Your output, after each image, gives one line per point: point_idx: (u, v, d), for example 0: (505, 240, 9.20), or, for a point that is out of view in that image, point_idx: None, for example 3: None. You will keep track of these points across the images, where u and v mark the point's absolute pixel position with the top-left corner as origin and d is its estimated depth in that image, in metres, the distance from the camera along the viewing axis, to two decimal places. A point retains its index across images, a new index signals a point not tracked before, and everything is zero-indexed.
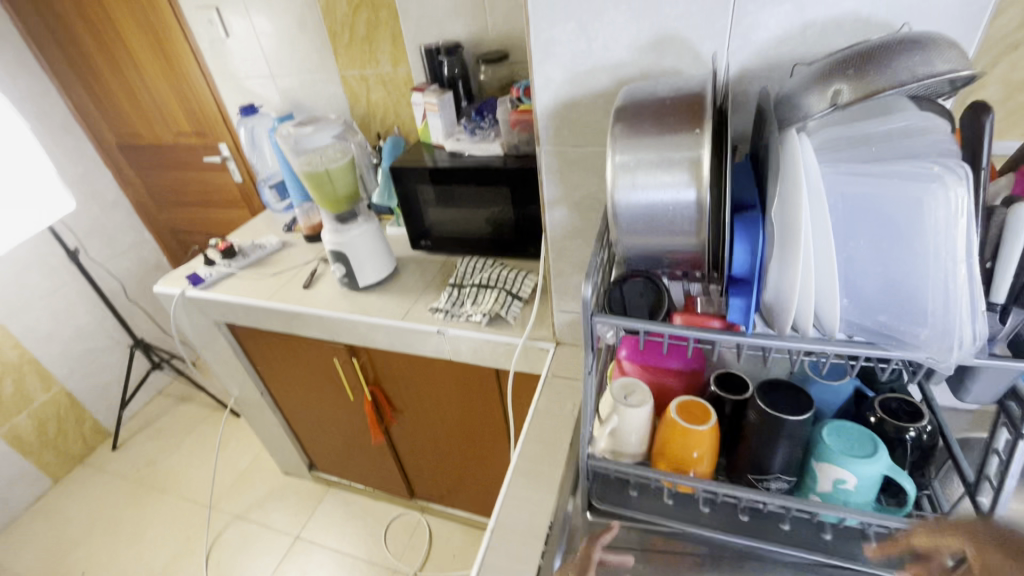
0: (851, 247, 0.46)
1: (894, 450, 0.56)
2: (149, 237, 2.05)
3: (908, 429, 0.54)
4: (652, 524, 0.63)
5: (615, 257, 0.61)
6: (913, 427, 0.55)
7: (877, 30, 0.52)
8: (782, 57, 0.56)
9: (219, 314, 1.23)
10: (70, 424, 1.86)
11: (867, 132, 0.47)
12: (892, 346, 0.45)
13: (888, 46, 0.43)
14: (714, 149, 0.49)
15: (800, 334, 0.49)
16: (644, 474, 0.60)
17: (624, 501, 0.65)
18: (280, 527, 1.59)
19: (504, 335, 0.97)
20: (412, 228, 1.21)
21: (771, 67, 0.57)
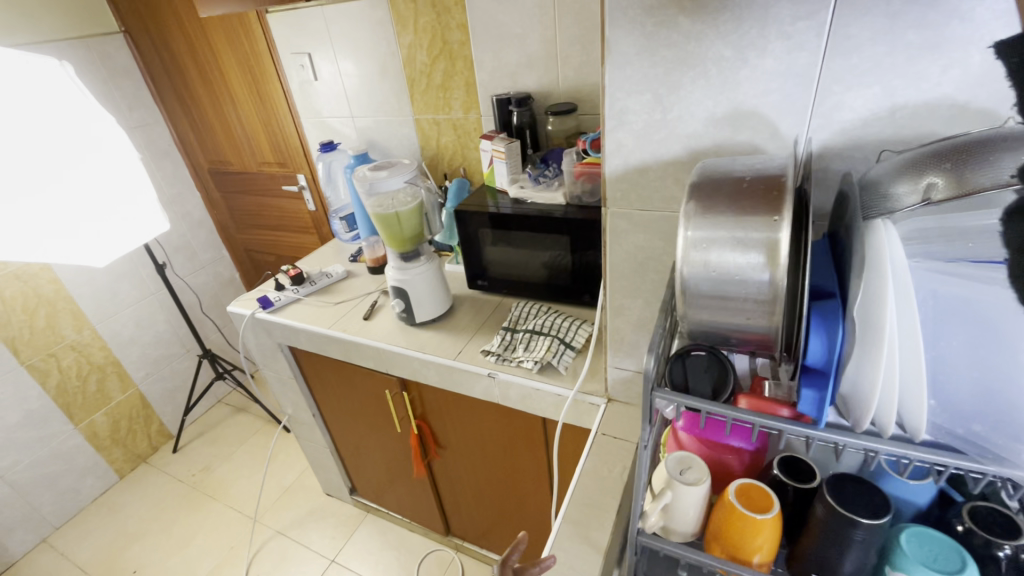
0: (941, 348, 0.43)
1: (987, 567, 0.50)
2: (226, 254, 2.21)
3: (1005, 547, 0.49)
4: None
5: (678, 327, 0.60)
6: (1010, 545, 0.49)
7: (973, 116, 0.50)
8: (866, 137, 0.54)
9: (284, 337, 1.29)
10: (139, 424, 1.99)
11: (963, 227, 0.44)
12: (987, 460, 0.42)
13: (989, 140, 0.41)
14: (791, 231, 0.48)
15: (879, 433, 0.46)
16: (697, 557, 0.57)
17: None
18: (318, 548, 1.62)
19: (555, 385, 0.96)
20: (471, 267, 1.24)
21: (854, 146, 0.55)
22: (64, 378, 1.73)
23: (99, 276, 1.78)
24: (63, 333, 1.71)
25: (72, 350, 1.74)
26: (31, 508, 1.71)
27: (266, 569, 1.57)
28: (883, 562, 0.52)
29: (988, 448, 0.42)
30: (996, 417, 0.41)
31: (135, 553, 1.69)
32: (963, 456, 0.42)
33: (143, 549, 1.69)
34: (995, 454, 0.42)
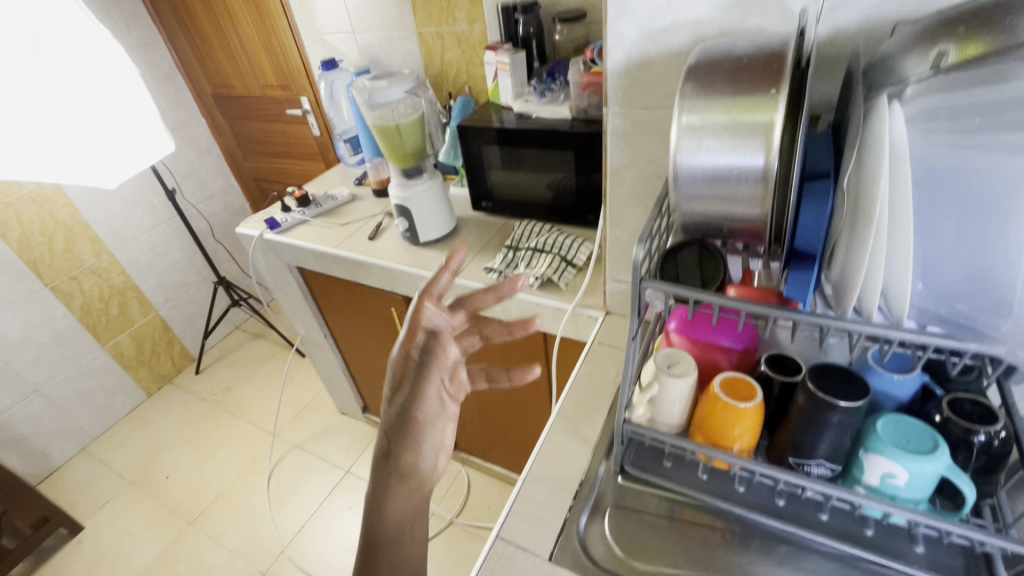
0: (932, 228, 0.42)
1: (958, 452, 0.52)
2: (235, 184, 2.21)
3: (979, 434, 0.50)
4: (683, 495, 0.64)
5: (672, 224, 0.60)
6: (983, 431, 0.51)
7: None
8: (883, 16, 0.51)
9: (292, 257, 1.32)
10: (162, 347, 2.08)
11: (974, 101, 0.39)
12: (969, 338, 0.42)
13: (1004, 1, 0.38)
14: (790, 112, 0.45)
15: (863, 317, 0.46)
16: (679, 443, 0.60)
17: (657, 469, 0.66)
18: (334, 460, 1.72)
19: (554, 300, 0.98)
20: (475, 188, 1.22)
21: (869, 27, 0.52)
22: (87, 300, 1.80)
23: (111, 202, 1.81)
24: (82, 257, 1.76)
25: (93, 274, 1.80)
26: (68, 420, 1.83)
27: (286, 477, 1.69)
28: (857, 447, 0.54)
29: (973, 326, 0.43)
30: (983, 295, 0.41)
31: (166, 461, 1.82)
32: (947, 336, 0.43)
33: (173, 458, 1.82)
34: (978, 333, 0.42)
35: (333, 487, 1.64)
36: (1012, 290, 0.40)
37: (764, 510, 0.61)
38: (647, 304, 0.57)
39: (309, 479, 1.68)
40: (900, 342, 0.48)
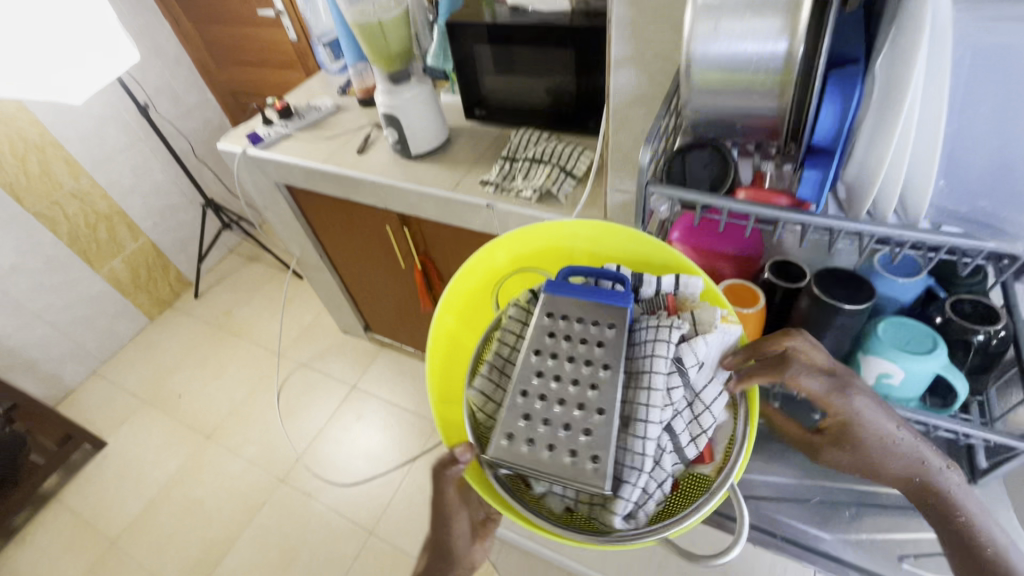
0: (965, 117, 0.39)
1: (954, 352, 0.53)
2: (211, 97, 2.08)
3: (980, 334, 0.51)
4: None
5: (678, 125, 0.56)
6: (982, 332, 0.51)
7: None
8: None
9: (279, 175, 1.26)
10: (158, 272, 2.07)
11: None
12: (986, 236, 0.41)
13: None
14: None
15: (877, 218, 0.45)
16: None
17: None
18: (339, 377, 1.78)
19: (554, 213, 0.95)
20: (467, 95, 1.14)
21: None
22: (73, 226, 1.76)
23: (81, 120, 1.70)
24: (60, 180, 1.69)
25: (74, 198, 1.73)
26: (75, 345, 1.86)
27: (295, 393, 1.76)
28: (856, 349, 0.55)
29: (992, 224, 0.41)
30: (1008, 189, 0.39)
31: (177, 381, 1.87)
32: (964, 235, 0.41)
33: (183, 379, 1.88)
34: (996, 230, 0.41)
35: (341, 401, 1.71)
36: None
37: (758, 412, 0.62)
38: (651, 211, 0.55)
39: (317, 395, 1.74)
40: (912, 244, 0.47)
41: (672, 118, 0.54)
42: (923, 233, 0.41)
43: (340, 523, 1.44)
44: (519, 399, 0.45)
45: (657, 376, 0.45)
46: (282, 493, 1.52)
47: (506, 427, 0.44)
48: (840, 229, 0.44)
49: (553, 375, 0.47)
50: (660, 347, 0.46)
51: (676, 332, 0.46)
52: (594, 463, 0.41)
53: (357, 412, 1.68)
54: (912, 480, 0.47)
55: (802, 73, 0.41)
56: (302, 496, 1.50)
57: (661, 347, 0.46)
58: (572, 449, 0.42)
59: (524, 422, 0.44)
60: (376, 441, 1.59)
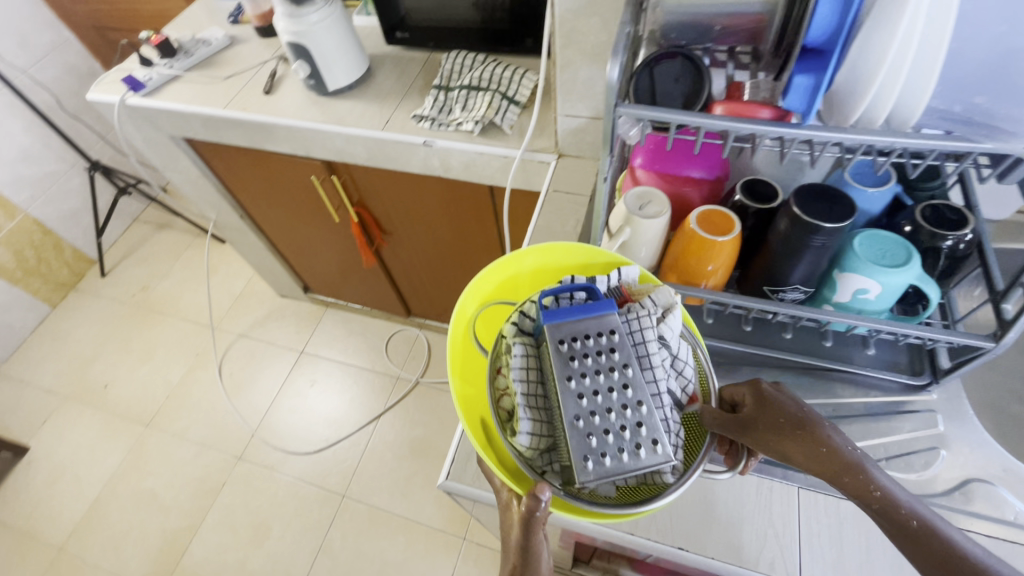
0: (968, 2, 0.35)
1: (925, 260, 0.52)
2: (71, 37, 1.73)
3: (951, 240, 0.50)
4: None
5: (647, 37, 0.49)
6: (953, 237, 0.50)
7: None
8: None
9: (174, 127, 1.08)
10: (49, 252, 1.80)
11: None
12: (982, 137, 0.37)
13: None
14: None
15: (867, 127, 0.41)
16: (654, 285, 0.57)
17: None
18: (285, 343, 1.67)
19: (499, 147, 0.86)
20: (384, 15, 0.99)
21: None
22: None
23: None
24: None
25: None
26: None
27: (238, 366, 1.63)
28: (832, 267, 0.53)
29: (987, 124, 0.38)
30: (1008, 82, 0.36)
31: (99, 371, 1.69)
32: (956, 136, 0.38)
33: (106, 367, 1.70)
34: (992, 129, 0.38)
35: (291, 368, 1.61)
36: None
37: (732, 339, 0.62)
38: (619, 137, 0.49)
39: (262, 365, 1.63)
40: (896, 152, 0.44)
41: (640, 26, 0.48)
42: (918, 140, 0.38)
43: (309, 491, 1.40)
44: (577, 425, 0.40)
45: (654, 352, 0.44)
46: (242, 471, 1.45)
47: (578, 449, 0.39)
48: (826, 140, 0.40)
49: (592, 390, 0.41)
50: (650, 339, 0.44)
51: (654, 316, 0.45)
52: (659, 446, 0.39)
53: (310, 377, 1.59)
54: (823, 445, 0.37)
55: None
56: (264, 470, 1.44)
57: (645, 328, 0.44)
58: (635, 444, 0.39)
59: (591, 439, 0.39)
60: (335, 404, 1.53)
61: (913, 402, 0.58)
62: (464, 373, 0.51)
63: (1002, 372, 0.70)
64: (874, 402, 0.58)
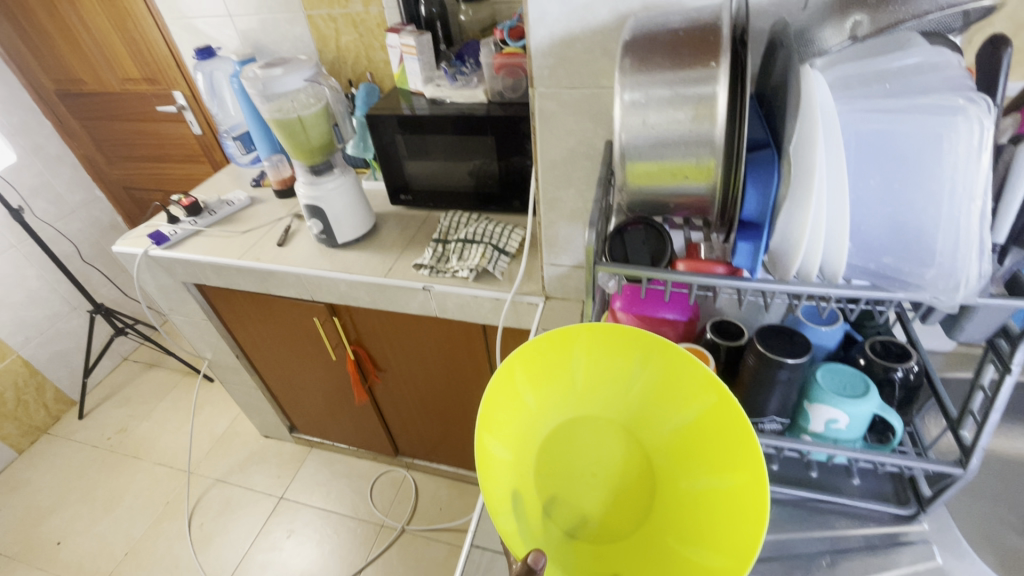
0: (859, 189, 0.44)
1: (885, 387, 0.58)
2: (101, 196, 1.91)
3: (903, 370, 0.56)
4: None
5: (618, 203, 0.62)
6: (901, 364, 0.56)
7: None
8: None
9: (188, 274, 1.16)
10: (30, 393, 1.77)
11: (881, 69, 0.44)
12: (897, 287, 0.46)
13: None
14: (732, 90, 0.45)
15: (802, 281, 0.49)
16: None
17: None
18: (263, 488, 1.58)
19: (492, 290, 0.95)
20: (391, 180, 1.15)
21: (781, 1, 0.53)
22: None
23: None
24: None
25: None
26: None
27: (210, 516, 1.53)
28: (802, 398, 0.58)
29: (898, 276, 0.46)
30: (903, 246, 0.44)
31: (54, 525, 1.56)
32: (875, 288, 0.46)
33: (64, 520, 1.57)
34: (903, 282, 0.46)
35: (267, 517, 1.51)
36: (931, 241, 0.43)
37: None
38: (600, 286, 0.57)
39: (236, 514, 1.52)
40: (832, 298, 0.51)
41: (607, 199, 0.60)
42: (845, 290, 0.46)
43: None
44: None
45: None
46: None
47: None
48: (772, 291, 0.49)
49: None
50: None
51: None
52: None
53: (286, 527, 1.48)
54: None
55: (727, 156, 0.46)
56: None
57: None
58: None
59: None
60: (312, 558, 1.41)
61: (907, 534, 0.58)
62: (507, 443, 0.54)
63: (990, 499, 0.71)
64: (871, 533, 0.59)
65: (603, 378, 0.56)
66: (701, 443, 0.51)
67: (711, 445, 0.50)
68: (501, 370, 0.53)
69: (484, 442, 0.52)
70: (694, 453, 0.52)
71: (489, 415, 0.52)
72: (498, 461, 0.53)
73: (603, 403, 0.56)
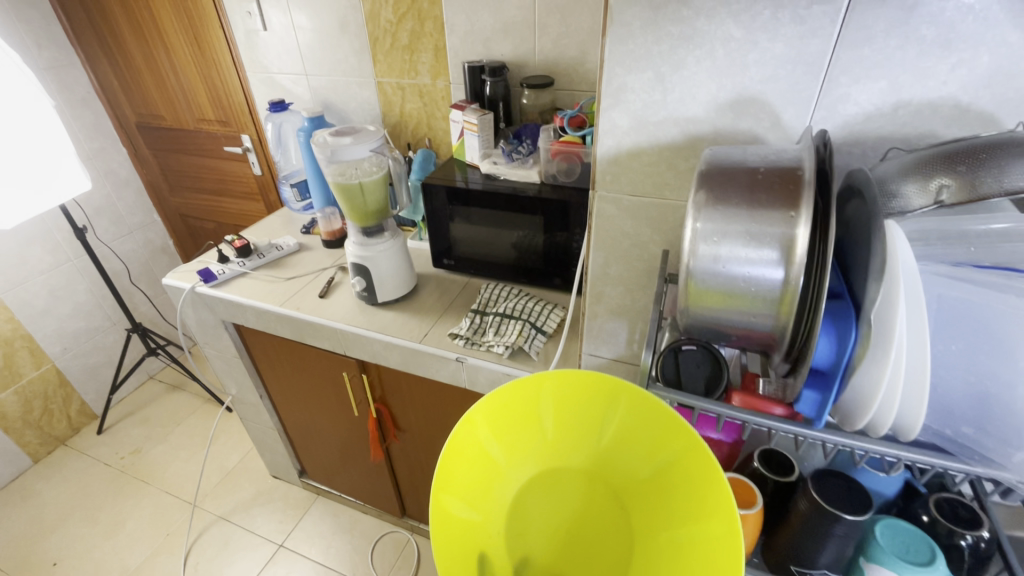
0: (941, 352, 0.42)
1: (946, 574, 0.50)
2: (158, 220, 2.01)
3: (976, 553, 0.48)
4: None
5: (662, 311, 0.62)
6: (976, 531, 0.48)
7: (974, 118, 0.49)
8: (870, 133, 0.52)
9: (229, 313, 1.19)
10: (57, 403, 1.81)
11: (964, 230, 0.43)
12: (974, 461, 0.43)
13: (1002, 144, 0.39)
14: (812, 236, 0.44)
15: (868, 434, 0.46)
16: None
17: None
18: (264, 533, 1.54)
19: (526, 371, 0.94)
20: (436, 244, 1.17)
21: (855, 142, 0.53)
22: None
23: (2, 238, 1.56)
24: None
25: None
26: None
27: (206, 556, 1.49)
28: (857, 553, 0.53)
29: (978, 448, 0.43)
30: (988, 420, 0.42)
31: (53, 544, 1.54)
32: (949, 456, 0.43)
33: (64, 539, 1.55)
34: (984, 457, 0.43)
35: (263, 565, 1.46)
36: (1018, 422, 0.40)
37: None
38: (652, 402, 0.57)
39: (232, 558, 1.48)
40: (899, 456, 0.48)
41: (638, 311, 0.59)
42: (917, 454, 0.44)
43: None
44: None
45: None
46: None
47: None
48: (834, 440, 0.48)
49: None
50: None
51: None
52: None
53: None
54: None
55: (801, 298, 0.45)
56: None
57: None
58: None
59: None
60: None
61: None
62: (471, 502, 0.54)
63: None
64: None
65: (572, 431, 0.56)
66: (671, 495, 0.51)
67: (681, 497, 0.50)
68: (463, 425, 0.54)
69: (445, 503, 0.51)
70: (667, 507, 0.51)
71: (448, 474, 0.53)
72: (463, 526, 0.53)
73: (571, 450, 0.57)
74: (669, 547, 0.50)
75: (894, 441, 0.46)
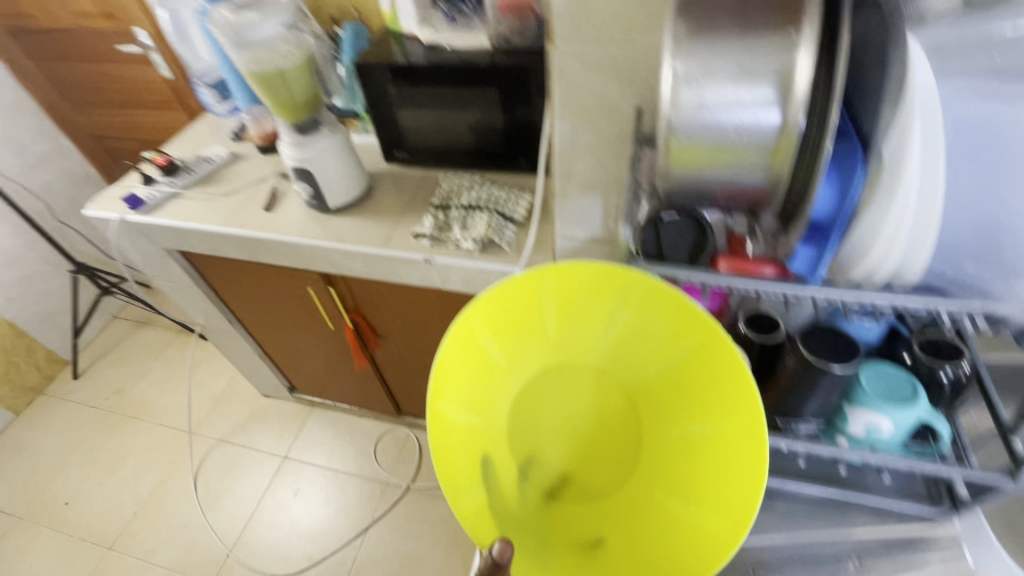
0: (952, 184, 0.39)
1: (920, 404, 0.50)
2: (69, 145, 1.78)
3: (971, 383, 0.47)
4: None
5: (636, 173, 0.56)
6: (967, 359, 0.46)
7: None
8: None
9: (169, 240, 1.08)
10: (20, 355, 1.73)
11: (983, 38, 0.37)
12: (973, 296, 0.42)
13: None
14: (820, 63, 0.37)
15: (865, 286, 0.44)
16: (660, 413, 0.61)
17: None
18: (267, 449, 1.59)
19: (499, 264, 0.88)
20: (384, 135, 1.04)
21: None
22: None
23: None
24: None
25: None
26: None
27: (215, 476, 1.53)
28: (841, 399, 0.54)
29: (972, 282, 0.41)
30: (991, 251, 0.40)
31: (60, 486, 1.57)
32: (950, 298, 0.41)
33: (69, 480, 1.58)
34: (984, 291, 0.42)
35: (272, 477, 1.52)
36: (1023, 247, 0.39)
37: None
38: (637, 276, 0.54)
39: (241, 474, 1.53)
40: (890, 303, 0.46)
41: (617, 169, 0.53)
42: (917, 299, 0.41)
43: None
44: None
45: None
46: None
47: None
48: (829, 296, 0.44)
49: None
50: None
51: None
52: None
53: (292, 486, 1.50)
54: None
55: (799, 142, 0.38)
56: None
57: None
58: None
59: None
60: (320, 517, 1.43)
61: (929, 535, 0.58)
62: (472, 407, 0.55)
63: None
64: (890, 531, 0.59)
65: (578, 330, 0.55)
66: (684, 390, 0.52)
67: (695, 393, 0.51)
68: (454, 332, 0.51)
69: (443, 410, 0.52)
70: (677, 403, 0.53)
71: (449, 382, 0.53)
72: (459, 436, 0.54)
73: (582, 350, 0.56)
74: (679, 441, 0.53)
75: (885, 287, 0.43)
